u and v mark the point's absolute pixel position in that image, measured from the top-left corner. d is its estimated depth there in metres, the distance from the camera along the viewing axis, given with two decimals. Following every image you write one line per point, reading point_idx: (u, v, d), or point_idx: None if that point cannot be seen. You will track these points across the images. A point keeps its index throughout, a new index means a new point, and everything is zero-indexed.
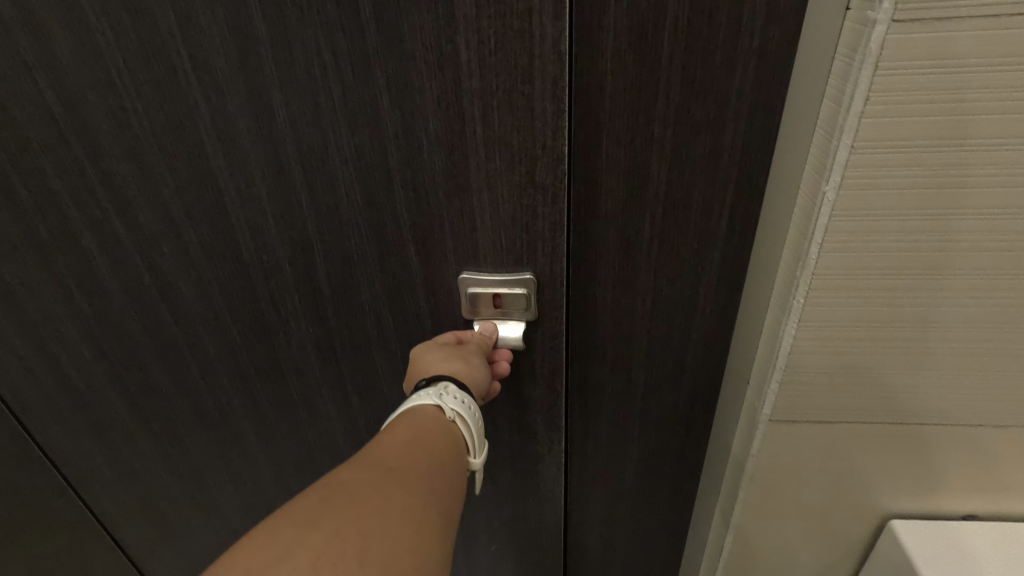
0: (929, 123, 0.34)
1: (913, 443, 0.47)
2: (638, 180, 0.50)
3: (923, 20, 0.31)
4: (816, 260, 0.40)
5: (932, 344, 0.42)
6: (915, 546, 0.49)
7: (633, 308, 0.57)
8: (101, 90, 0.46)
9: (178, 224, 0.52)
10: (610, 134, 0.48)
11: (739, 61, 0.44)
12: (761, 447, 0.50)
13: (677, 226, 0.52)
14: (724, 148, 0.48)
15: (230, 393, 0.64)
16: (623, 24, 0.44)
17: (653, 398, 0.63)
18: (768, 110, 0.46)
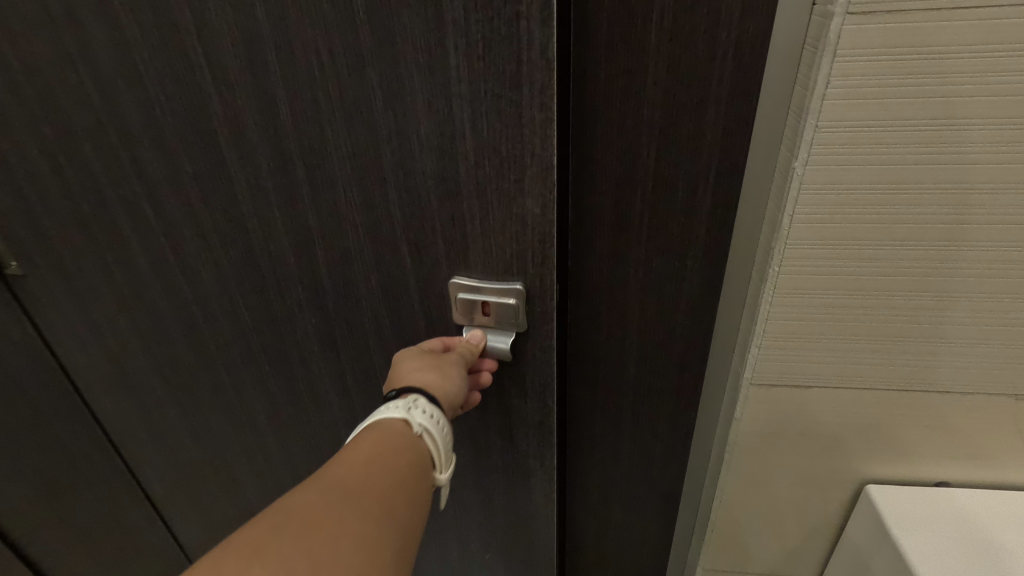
0: (886, 106, 0.37)
1: (886, 408, 0.49)
2: (628, 161, 0.52)
3: (874, 13, 0.34)
4: (789, 233, 0.43)
5: (900, 313, 0.45)
6: (887, 507, 0.51)
7: (624, 289, 0.60)
8: (127, 81, 0.49)
9: (197, 209, 0.55)
10: (601, 123, 0.51)
11: (719, 48, 0.46)
12: (745, 409, 0.53)
13: (664, 209, 0.54)
14: (704, 139, 0.50)
15: (245, 372, 0.67)
16: (616, 10, 0.46)
17: (645, 375, 0.65)
18: (746, 97, 0.47)
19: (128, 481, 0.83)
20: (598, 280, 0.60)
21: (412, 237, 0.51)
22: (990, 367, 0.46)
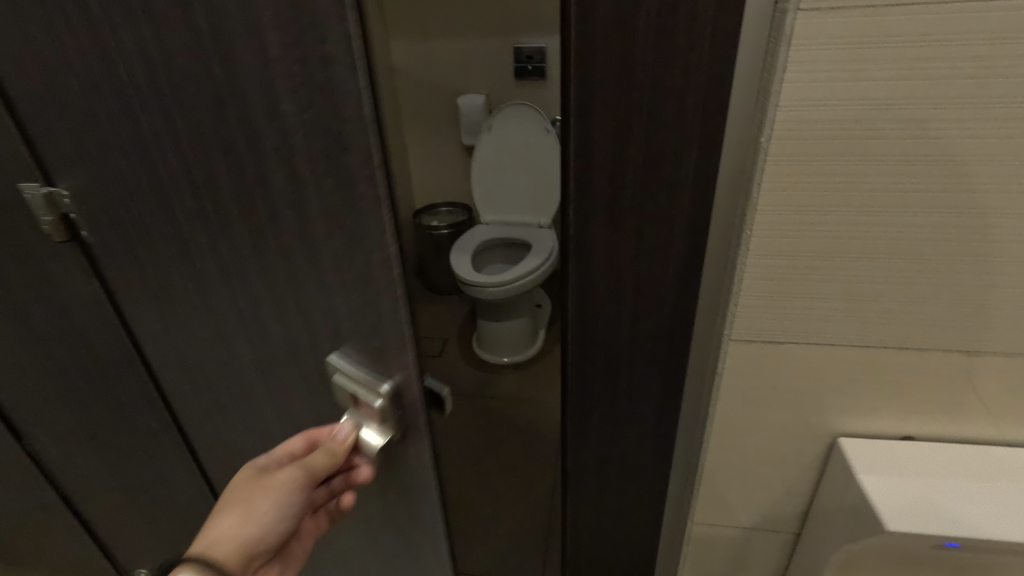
0: (836, 89, 0.40)
1: (855, 364, 0.52)
2: (615, 147, 0.49)
3: (819, 10, 0.37)
4: (757, 203, 0.45)
5: (860, 273, 0.47)
6: (857, 459, 0.54)
7: (608, 290, 0.57)
8: (40, 92, 0.48)
9: (120, 225, 0.54)
10: (581, 116, 0.48)
11: (698, 28, 0.43)
12: (726, 366, 0.55)
13: (646, 199, 0.51)
14: (683, 136, 0.47)
15: (195, 383, 0.67)
16: None
17: (634, 373, 0.62)
18: (722, 81, 0.44)
19: (135, 457, 0.85)
20: (579, 282, 0.57)
21: (316, 288, 0.47)
22: (946, 323, 0.48)
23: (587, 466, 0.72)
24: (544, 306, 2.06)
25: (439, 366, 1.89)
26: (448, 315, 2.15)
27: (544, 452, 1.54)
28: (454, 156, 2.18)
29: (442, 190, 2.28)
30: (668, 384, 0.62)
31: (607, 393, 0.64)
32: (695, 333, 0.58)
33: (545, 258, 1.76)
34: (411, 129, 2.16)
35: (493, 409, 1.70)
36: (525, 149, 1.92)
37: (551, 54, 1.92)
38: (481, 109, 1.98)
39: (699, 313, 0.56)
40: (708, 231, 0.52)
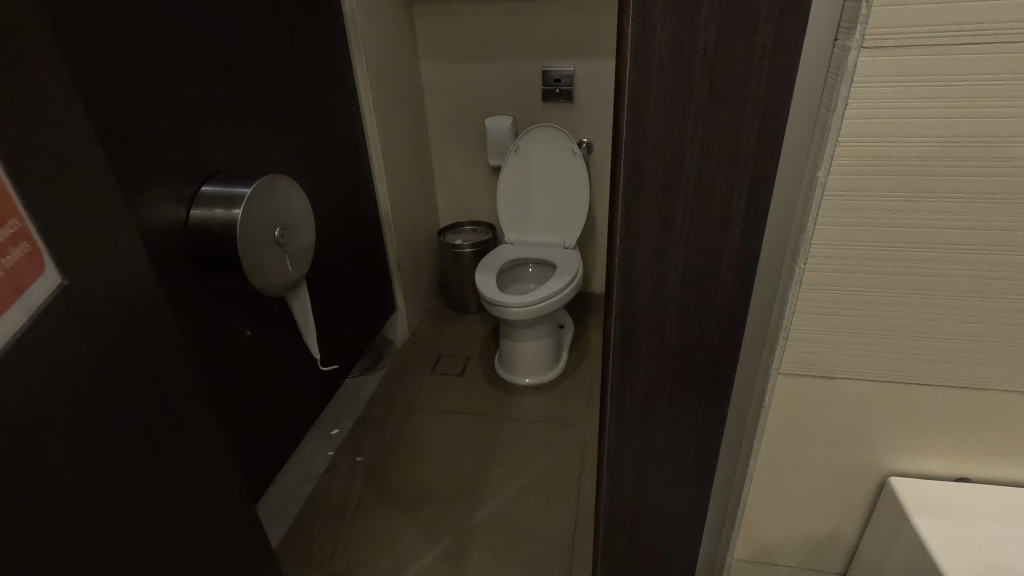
0: (897, 124, 0.40)
1: (907, 402, 0.51)
2: (667, 178, 0.49)
3: (885, 47, 0.38)
4: (813, 235, 0.45)
5: (914, 308, 0.46)
6: (910, 499, 0.53)
7: (653, 319, 0.56)
8: (67, 144, 0.52)
9: (121, 279, 0.59)
10: (634, 148, 0.48)
11: (755, 67, 0.43)
12: (773, 400, 0.54)
13: (697, 229, 0.51)
14: (735, 169, 0.47)
15: (182, 419, 0.70)
16: (670, 17, 0.42)
17: (676, 404, 0.61)
18: (777, 116, 0.44)
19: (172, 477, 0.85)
20: (623, 311, 0.56)
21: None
22: (1003, 361, 0.47)
23: (623, 499, 0.70)
24: (567, 327, 2.04)
25: (461, 385, 1.88)
26: (470, 334, 2.15)
27: (566, 478, 1.51)
28: (481, 176, 2.20)
29: (467, 209, 2.30)
30: (710, 414, 0.61)
31: (648, 423, 0.63)
32: (739, 364, 0.58)
33: (571, 279, 1.76)
34: (438, 149, 2.19)
35: (513, 430, 1.68)
36: (551, 170, 1.93)
37: (579, 77, 1.94)
38: (508, 131, 2.00)
39: (745, 340, 0.56)
40: (758, 263, 0.51)
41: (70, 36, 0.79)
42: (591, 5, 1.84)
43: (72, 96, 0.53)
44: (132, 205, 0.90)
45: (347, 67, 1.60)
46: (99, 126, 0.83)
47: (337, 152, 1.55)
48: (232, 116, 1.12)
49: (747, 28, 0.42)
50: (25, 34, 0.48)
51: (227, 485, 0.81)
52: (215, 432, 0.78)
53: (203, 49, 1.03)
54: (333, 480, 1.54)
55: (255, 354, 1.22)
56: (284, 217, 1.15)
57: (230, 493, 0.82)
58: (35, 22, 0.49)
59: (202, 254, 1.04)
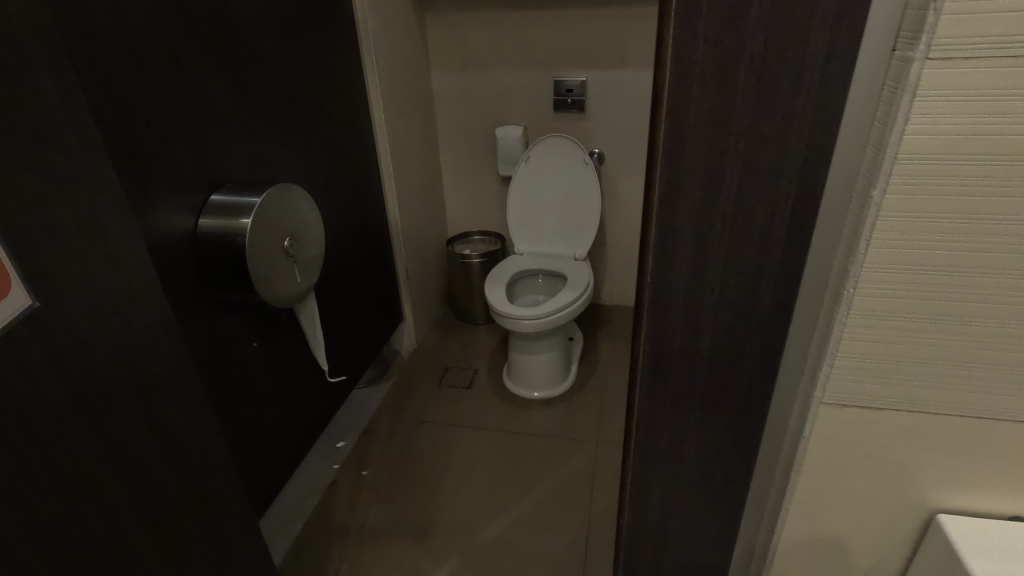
0: (960, 140, 0.37)
1: (957, 435, 0.48)
2: (706, 195, 0.46)
3: (952, 58, 0.35)
4: (865, 257, 0.42)
5: (971, 337, 0.44)
6: (960, 537, 0.49)
7: (685, 342, 0.53)
8: (66, 153, 0.49)
9: (126, 294, 0.56)
10: (671, 162, 0.45)
11: (804, 79, 0.40)
12: (813, 430, 0.51)
13: (736, 248, 0.48)
14: (779, 186, 0.44)
15: (187, 438, 0.67)
16: (714, 25, 0.40)
17: (706, 431, 0.58)
18: (826, 132, 0.42)
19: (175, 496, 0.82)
20: (653, 333, 0.54)
21: None
22: None
23: (645, 528, 0.67)
24: (576, 339, 2.01)
25: (468, 398, 1.85)
26: (478, 345, 2.12)
27: (578, 496, 1.48)
28: (490, 185, 2.18)
29: (476, 220, 2.28)
30: (742, 442, 0.58)
31: (675, 449, 0.60)
32: (776, 392, 0.55)
33: (582, 291, 1.73)
34: (447, 159, 2.17)
35: (522, 445, 1.65)
36: (562, 181, 1.91)
37: (592, 88, 1.92)
38: (519, 141, 1.98)
39: (783, 365, 0.53)
40: (801, 285, 0.49)
41: (80, 42, 0.77)
42: (603, 14, 1.82)
43: (80, 103, 0.51)
44: (139, 214, 0.88)
45: (359, 76, 1.59)
46: (107, 134, 0.81)
47: (347, 160, 1.53)
48: (242, 124, 1.10)
49: (797, 37, 0.39)
50: (28, 38, 0.46)
51: (232, 505, 0.78)
52: (221, 451, 0.75)
53: (214, 56, 1.02)
54: (338, 495, 1.50)
55: (262, 366, 1.20)
56: (294, 227, 1.13)
57: (235, 513, 0.79)
58: (40, 26, 0.47)
59: (210, 264, 1.02)
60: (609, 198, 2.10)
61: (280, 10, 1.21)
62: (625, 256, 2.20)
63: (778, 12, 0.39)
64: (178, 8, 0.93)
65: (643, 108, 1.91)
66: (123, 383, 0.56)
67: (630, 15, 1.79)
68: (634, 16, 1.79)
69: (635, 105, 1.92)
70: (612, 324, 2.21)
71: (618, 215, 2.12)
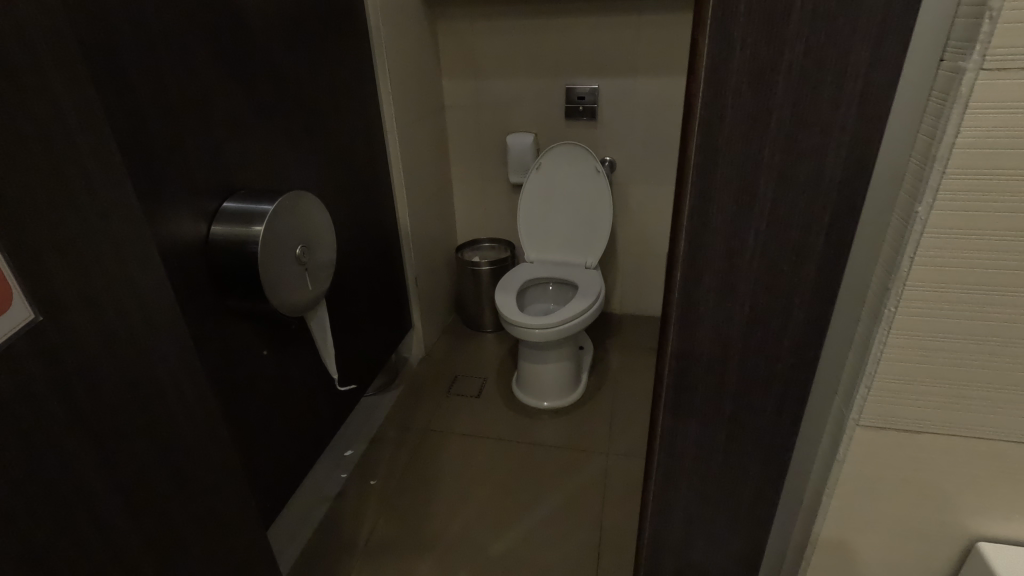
0: (1013, 155, 0.35)
1: (1002, 461, 0.46)
2: (739, 209, 0.44)
3: (1005, 70, 0.33)
4: (907, 275, 0.40)
5: (1018, 360, 0.42)
6: (1003, 567, 0.47)
7: (713, 359, 0.52)
8: (81, 161, 0.48)
9: (139, 305, 0.55)
10: (703, 175, 0.44)
11: (846, 91, 0.39)
12: (847, 453, 0.49)
13: (769, 263, 0.46)
14: (816, 200, 0.43)
15: (197, 451, 0.66)
16: (753, 34, 0.38)
17: (733, 450, 0.56)
18: (867, 144, 0.40)
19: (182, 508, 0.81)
20: (678, 349, 0.52)
21: None
22: None
23: (665, 547, 0.65)
24: (586, 348, 1.99)
25: (477, 407, 1.83)
26: (487, 353, 2.11)
27: (589, 508, 1.45)
28: (500, 193, 2.17)
29: (485, 227, 2.27)
30: (770, 463, 0.56)
31: (699, 469, 0.58)
32: (807, 411, 0.53)
33: (593, 300, 1.71)
34: (458, 166, 2.16)
35: (532, 455, 1.63)
36: (573, 189, 1.90)
37: (604, 95, 1.91)
38: (530, 148, 1.97)
39: (816, 385, 0.51)
40: (837, 303, 0.47)
41: (95, 49, 0.76)
42: (616, 22, 1.80)
43: (95, 111, 0.50)
44: (151, 221, 0.87)
45: (371, 83, 1.58)
46: (121, 141, 0.81)
47: (359, 167, 1.52)
48: (255, 130, 1.10)
49: (840, 46, 0.38)
50: (43, 45, 0.45)
51: (242, 517, 0.77)
52: (231, 463, 0.73)
53: (228, 63, 1.01)
54: (345, 504, 1.49)
55: (271, 374, 1.19)
56: (306, 235, 1.12)
57: (244, 527, 0.77)
58: (54, 33, 0.46)
59: (221, 272, 1.01)
60: (620, 206, 2.08)
61: (294, 17, 1.21)
62: (636, 264, 2.18)
63: (820, 20, 0.37)
64: (193, 14, 0.93)
65: (655, 116, 1.90)
66: (131, 396, 0.55)
67: (643, 23, 1.78)
68: (647, 23, 1.78)
69: (647, 113, 1.90)
70: (623, 333, 2.18)
71: (630, 223, 2.10)
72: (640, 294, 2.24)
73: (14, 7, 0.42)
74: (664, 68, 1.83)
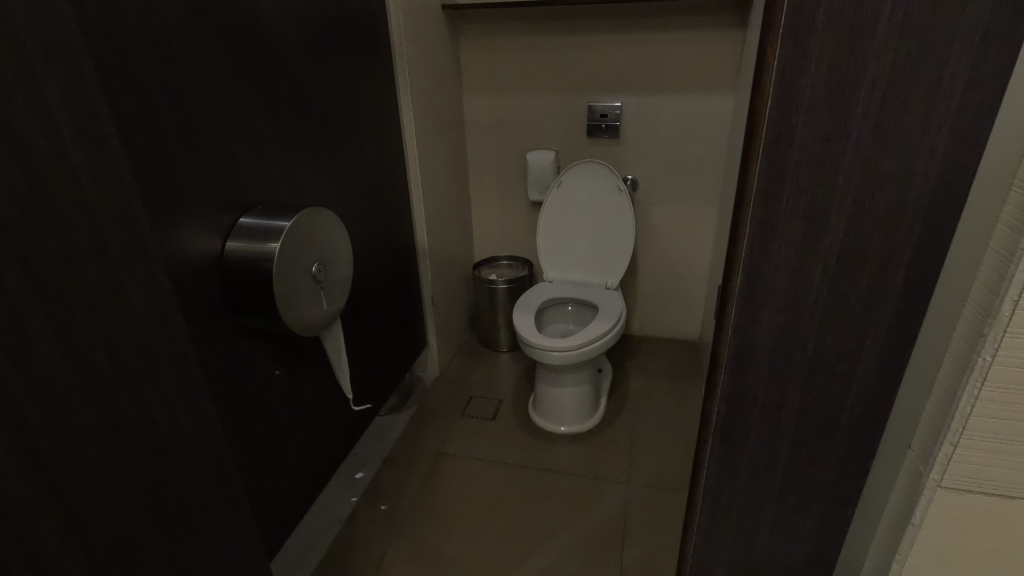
0: None
1: None
2: (807, 239, 0.40)
3: None
4: (1007, 320, 0.36)
5: None
6: None
7: (768, 404, 0.47)
8: (78, 175, 0.45)
9: (140, 328, 0.52)
10: (765, 203, 0.39)
11: (938, 111, 0.35)
12: (925, 515, 0.44)
13: (839, 300, 0.42)
14: (896, 229, 0.38)
15: (199, 483, 0.61)
16: (832, 42, 0.34)
17: (787, 501, 0.51)
18: (960, 169, 0.36)
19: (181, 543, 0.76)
20: (729, 392, 0.47)
21: None
22: None
23: None
24: (605, 371, 1.93)
25: (492, 430, 1.77)
26: (502, 373, 2.06)
27: (608, 543, 1.38)
28: (519, 210, 2.14)
29: (503, 245, 2.23)
30: (828, 517, 0.51)
31: (749, 519, 0.53)
32: (874, 462, 0.48)
33: (614, 322, 1.65)
34: (476, 183, 2.14)
35: (548, 484, 1.56)
36: (595, 207, 1.86)
37: (627, 113, 1.88)
38: (550, 165, 1.94)
39: (884, 433, 0.46)
40: (918, 342, 0.42)
41: (108, 59, 0.74)
42: (638, 38, 1.77)
43: (98, 121, 0.47)
44: (162, 238, 0.84)
45: (391, 98, 1.56)
46: (133, 155, 0.78)
47: (378, 184, 1.50)
48: (274, 146, 1.08)
49: (934, 59, 0.33)
50: (40, 51, 0.42)
51: (247, 555, 0.72)
52: (235, 493, 0.69)
53: (247, 77, 0.99)
54: (355, 529, 1.43)
55: (283, 394, 1.15)
56: (323, 252, 1.08)
57: (249, 559, 0.73)
58: (53, 39, 0.43)
59: (235, 289, 0.97)
60: (642, 226, 2.03)
61: (315, 32, 1.19)
62: (656, 285, 2.12)
63: (912, 29, 0.33)
64: (212, 26, 0.91)
65: (679, 135, 1.86)
66: (122, 428, 0.50)
67: (668, 40, 1.75)
68: (672, 41, 1.74)
69: (670, 131, 1.86)
70: (643, 355, 2.12)
71: (651, 242, 2.05)
72: (661, 315, 2.19)
73: (15, 12, 0.40)
74: (689, 86, 1.79)
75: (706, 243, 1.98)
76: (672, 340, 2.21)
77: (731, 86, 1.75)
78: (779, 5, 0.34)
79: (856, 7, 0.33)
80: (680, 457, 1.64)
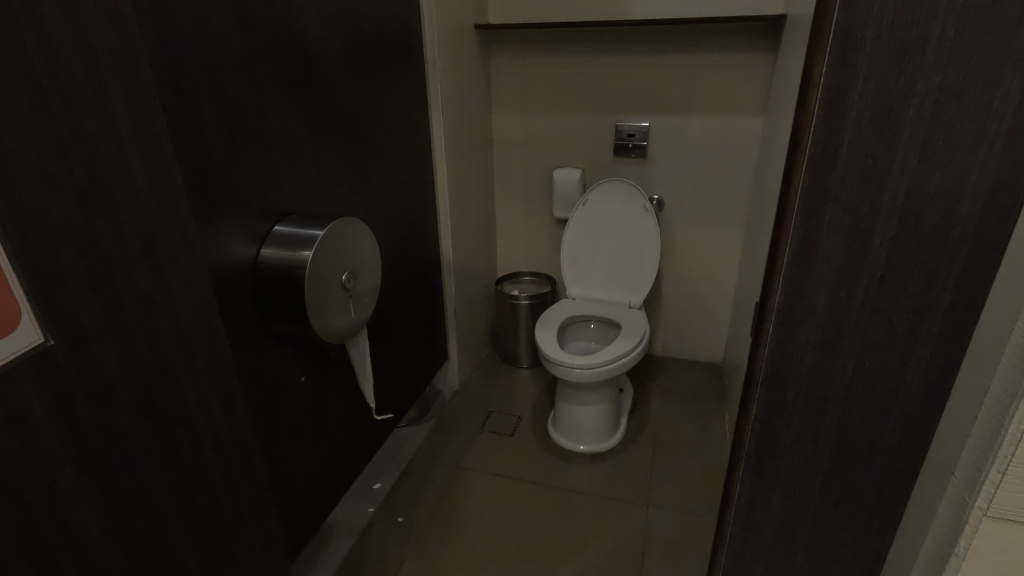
0: None
1: None
2: (849, 256, 0.40)
3: None
4: None
5: None
6: None
7: (805, 423, 0.47)
8: (140, 177, 0.47)
9: (185, 325, 0.54)
10: (808, 218, 0.40)
11: (986, 131, 0.35)
12: (970, 546, 0.41)
13: (880, 319, 0.42)
14: (942, 249, 0.39)
15: (232, 478, 0.63)
16: (880, 63, 0.35)
17: (822, 521, 0.51)
18: (1009, 188, 0.36)
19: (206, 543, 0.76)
20: (765, 408, 0.47)
21: None
22: None
23: None
24: (627, 391, 1.91)
25: (512, 446, 1.76)
26: (522, 389, 2.05)
27: (627, 564, 1.35)
28: (544, 226, 2.15)
29: (527, 261, 2.24)
30: (863, 539, 0.51)
31: (782, 538, 0.53)
32: (914, 486, 0.47)
33: (638, 340, 1.64)
34: (502, 199, 2.16)
35: (566, 503, 1.54)
36: (620, 225, 1.86)
37: (654, 133, 1.88)
38: (576, 183, 1.95)
39: (926, 458, 0.46)
40: (964, 361, 0.42)
41: (162, 67, 0.77)
42: (667, 60, 1.79)
43: (158, 126, 0.49)
44: (204, 242, 0.87)
45: (423, 112, 1.59)
46: (181, 162, 0.81)
47: (408, 198, 1.52)
48: (312, 156, 1.11)
49: (985, 80, 0.34)
50: (109, 57, 0.44)
51: (272, 556, 0.73)
52: (265, 494, 0.70)
53: (288, 90, 1.03)
54: (373, 537, 1.44)
55: (310, 399, 1.17)
56: (354, 261, 1.10)
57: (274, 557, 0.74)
58: (121, 48, 0.45)
59: (267, 293, 1.00)
60: (667, 246, 2.02)
61: (354, 49, 1.23)
62: (680, 305, 2.10)
63: (960, 50, 0.34)
64: (258, 41, 0.94)
65: (706, 155, 1.86)
66: (165, 420, 0.52)
67: (698, 61, 1.76)
68: (701, 62, 1.75)
69: (698, 152, 1.86)
70: (664, 376, 2.10)
71: (676, 262, 2.04)
72: (684, 336, 2.17)
73: (87, 22, 0.42)
74: (718, 107, 1.79)
75: (732, 265, 1.97)
76: (695, 362, 2.18)
77: (760, 108, 1.75)
78: (826, 29, 0.36)
79: (906, 26, 0.34)
80: (703, 480, 1.61)
